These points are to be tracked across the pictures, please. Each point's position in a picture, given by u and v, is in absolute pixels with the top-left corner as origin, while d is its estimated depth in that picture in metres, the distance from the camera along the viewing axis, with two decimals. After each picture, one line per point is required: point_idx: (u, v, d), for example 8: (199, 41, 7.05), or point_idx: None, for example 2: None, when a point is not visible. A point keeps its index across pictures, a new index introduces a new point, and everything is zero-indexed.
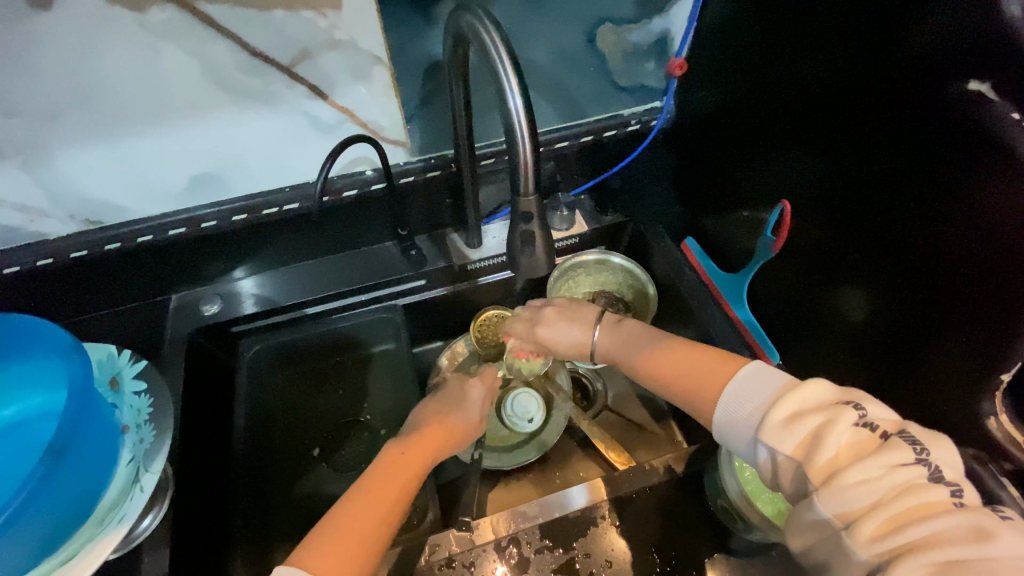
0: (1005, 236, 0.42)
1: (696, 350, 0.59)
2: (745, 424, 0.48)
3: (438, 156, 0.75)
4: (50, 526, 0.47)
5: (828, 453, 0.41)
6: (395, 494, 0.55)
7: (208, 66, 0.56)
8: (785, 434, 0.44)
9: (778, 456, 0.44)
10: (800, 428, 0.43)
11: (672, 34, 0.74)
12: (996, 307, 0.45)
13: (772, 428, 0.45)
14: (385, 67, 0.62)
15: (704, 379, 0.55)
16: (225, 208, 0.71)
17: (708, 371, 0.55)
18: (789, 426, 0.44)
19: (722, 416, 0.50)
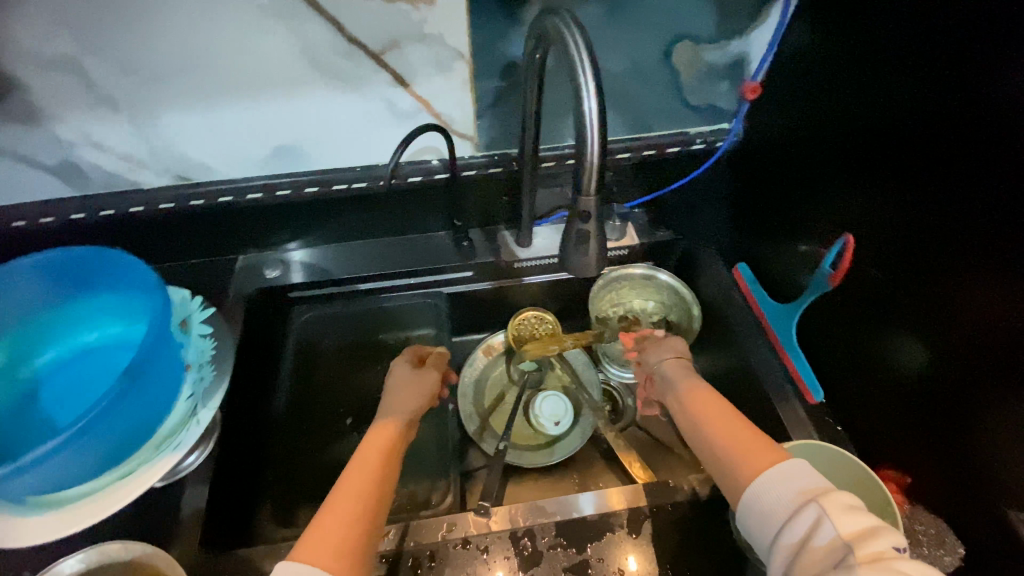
0: None
1: (732, 416, 0.54)
2: (787, 498, 0.45)
3: (502, 154, 0.77)
4: (114, 442, 0.50)
5: (876, 546, 0.39)
6: (372, 469, 0.52)
7: (306, 46, 0.61)
8: (841, 510, 0.42)
9: (825, 525, 0.41)
10: (859, 515, 0.41)
11: (750, 57, 0.74)
12: None
13: (833, 500, 0.43)
14: (466, 63, 0.65)
15: (742, 454, 0.49)
16: (300, 180, 0.76)
17: (753, 441, 0.50)
18: (849, 508, 0.42)
19: (747, 498, 0.47)
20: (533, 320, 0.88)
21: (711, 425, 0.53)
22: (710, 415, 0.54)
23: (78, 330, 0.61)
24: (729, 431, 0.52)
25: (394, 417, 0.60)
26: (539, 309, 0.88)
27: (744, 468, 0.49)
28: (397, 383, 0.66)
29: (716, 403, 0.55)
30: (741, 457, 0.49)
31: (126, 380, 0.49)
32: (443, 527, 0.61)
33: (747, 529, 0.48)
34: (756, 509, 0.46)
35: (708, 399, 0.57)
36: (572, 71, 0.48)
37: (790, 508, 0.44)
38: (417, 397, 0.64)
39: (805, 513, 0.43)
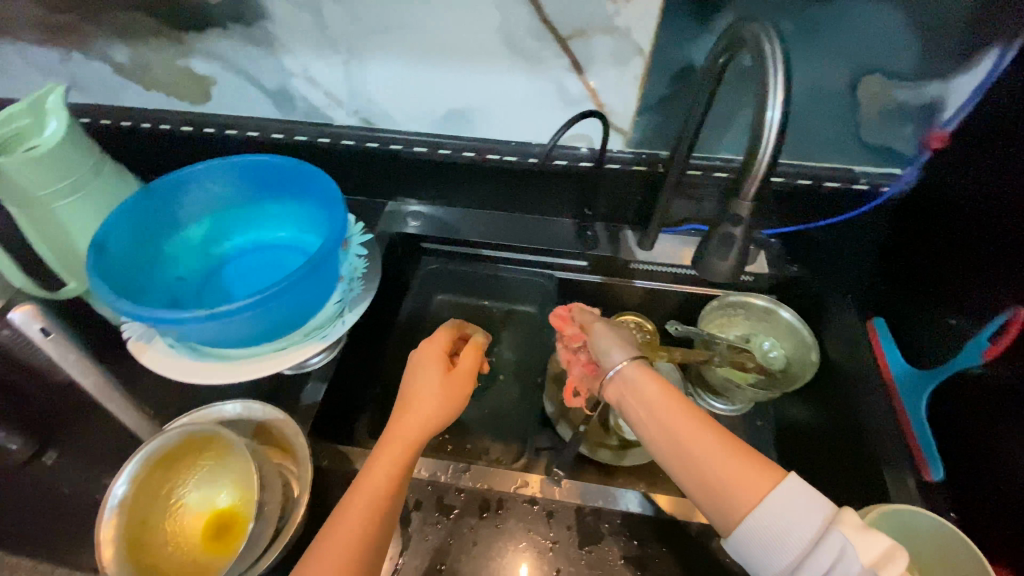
0: None
1: (705, 433, 0.50)
2: (802, 525, 0.44)
3: (650, 154, 0.79)
4: (277, 321, 0.59)
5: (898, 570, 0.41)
6: (385, 490, 0.52)
7: (504, 23, 0.67)
8: (862, 534, 0.42)
9: (848, 554, 0.41)
10: (877, 536, 0.42)
11: (946, 104, 0.68)
12: None
13: (850, 524, 0.43)
14: (643, 60, 0.68)
15: (730, 479, 0.47)
16: (462, 143, 0.83)
17: (738, 460, 0.48)
18: (865, 529, 0.43)
19: (746, 529, 0.45)
20: (633, 324, 0.86)
21: (691, 447, 0.49)
22: (686, 435, 0.50)
23: (266, 228, 0.71)
24: (714, 454, 0.48)
25: (405, 445, 0.55)
26: (641, 315, 0.87)
27: (736, 493, 0.46)
28: (425, 396, 0.58)
29: (689, 418, 0.51)
30: (727, 484, 0.47)
31: (304, 271, 0.57)
32: (517, 482, 0.65)
33: (744, 555, 0.46)
34: (759, 540, 0.45)
35: (685, 416, 0.51)
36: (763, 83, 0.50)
37: (803, 534, 0.44)
38: (435, 424, 0.57)
39: (826, 543, 0.42)
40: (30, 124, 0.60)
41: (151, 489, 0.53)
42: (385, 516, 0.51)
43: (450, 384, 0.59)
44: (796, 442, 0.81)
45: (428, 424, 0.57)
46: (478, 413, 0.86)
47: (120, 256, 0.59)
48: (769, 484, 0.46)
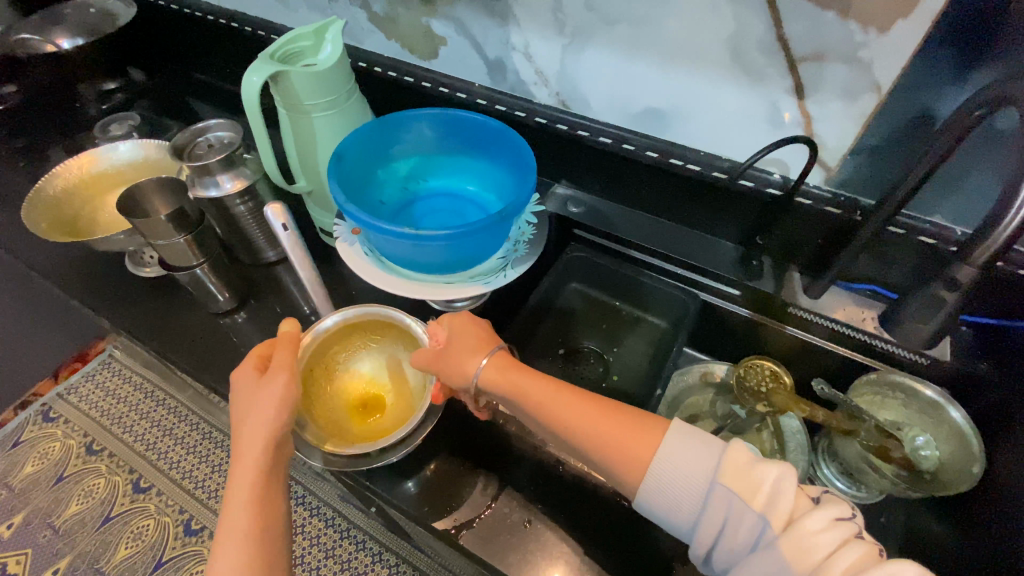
0: None
1: (557, 390, 0.56)
2: (696, 484, 0.48)
3: (849, 197, 0.74)
4: (453, 256, 0.66)
5: (784, 505, 0.46)
6: (249, 493, 0.50)
7: (737, 33, 0.67)
8: (732, 469, 0.48)
9: (738, 504, 0.47)
10: (756, 471, 0.48)
11: None
12: None
13: (727, 469, 0.48)
14: (877, 98, 0.64)
15: (620, 454, 0.51)
16: (649, 142, 0.84)
17: (621, 429, 0.52)
18: (744, 465, 0.48)
19: (651, 495, 0.50)
20: (766, 372, 0.80)
21: (585, 439, 0.53)
22: (575, 420, 0.53)
23: (460, 179, 0.79)
24: (606, 429, 0.52)
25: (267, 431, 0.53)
26: (778, 367, 0.80)
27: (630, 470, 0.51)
28: (271, 390, 0.55)
29: (542, 377, 0.57)
30: (620, 463, 0.51)
31: (491, 220, 0.63)
32: None
33: (659, 520, 0.52)
34: (666, 501, 0.50)
35: (571, 400, 0.55)
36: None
37: (700, 492, 0.48)
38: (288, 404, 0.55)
39: (721, 496, 0.47)
40: (310, 46, 0.71)
41: (330, 348, 0.72)
42: (268, 504, 0.51)
43: (292, 368, 0.58)
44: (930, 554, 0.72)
45: (285, 409, 0.55)
46: None
47: (348, 169, 0.70)
48: (659, 437, 0.51)
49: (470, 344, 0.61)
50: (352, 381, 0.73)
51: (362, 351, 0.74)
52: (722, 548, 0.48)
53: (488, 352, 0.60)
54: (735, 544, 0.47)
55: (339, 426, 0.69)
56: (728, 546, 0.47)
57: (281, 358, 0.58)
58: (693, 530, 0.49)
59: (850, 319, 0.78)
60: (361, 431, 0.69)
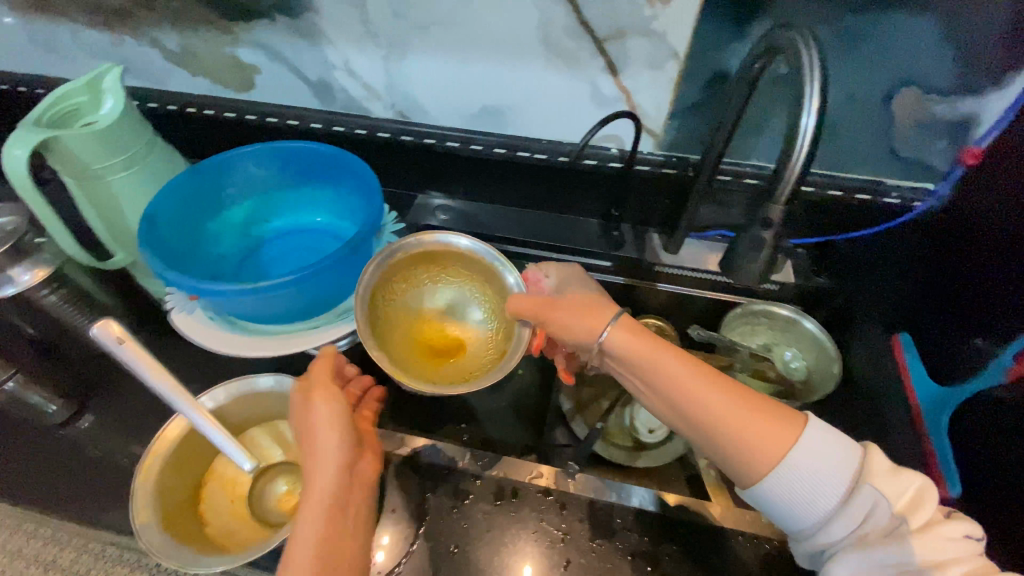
0: None
1: (682, 370, 0.51)
2: (834, 481, 0.47)
3: (680, 157, 0.80)
4: (311, 299, 0.61)
5: (922, 513, 0.47)
6: (320, 510, 0.51)
7: (544, 22, 0.69)
8: (884, 477, 0.48)
9: (879, 505, 0.46)
10: (902, 478, 0.48)
11: (980, 121, 0.67)
12: None
13: (876, 475, 0.47)
14: (678, 63, 0.69)
15: (761, 439, 0.48)
16: (494, 138, 0.85)
17: (753, 404, 0.50)
18: (892, 473, 0.48)
19: (774, 483, 0.48)
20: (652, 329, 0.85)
21: (719, 423, 0.49)
22: (698, 399, 0.50)
23: (305, 212, 0.74)
24: (740, 420, 0.48)
25: (324, 454, 0.54)
26: (661, 321, 0.86)
27: (762, 443, 0.48)
28: (323, 407, 0.56)
29: (665, 354, 0.52)
30: (750, 438, 0.48)
31: (342, 253, 0.59)
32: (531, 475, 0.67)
33: (764, 505, 0.50)
34: (790, 490, 0.48)
35: (704, 389, 0.50)
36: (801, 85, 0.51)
37: (844, 489, 0.47)
38: (341, 426, 0.55)
39: (864, 493, 0.47)
40: (88, 101, 0.62)
41: (392, 280, 0.64)
42: (340, 529, 0.51)
43: (339, 394, 0.58)
44: None
45: (331, 434, 0.55)
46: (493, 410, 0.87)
47: (167, 230, 0.62)
48: (792, 435, 0.49)
49: (586, 306, 0.58)
50: (410, 315, 0.65)
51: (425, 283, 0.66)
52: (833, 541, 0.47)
53: (613, 317, 0.56)
54: (857, 540, 0.47)
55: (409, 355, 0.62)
56: (849, 541, 0.47)
57: (317, 374, 0.59)
58: (811, 519, 0.48)
59: (706, 262, 0.85)
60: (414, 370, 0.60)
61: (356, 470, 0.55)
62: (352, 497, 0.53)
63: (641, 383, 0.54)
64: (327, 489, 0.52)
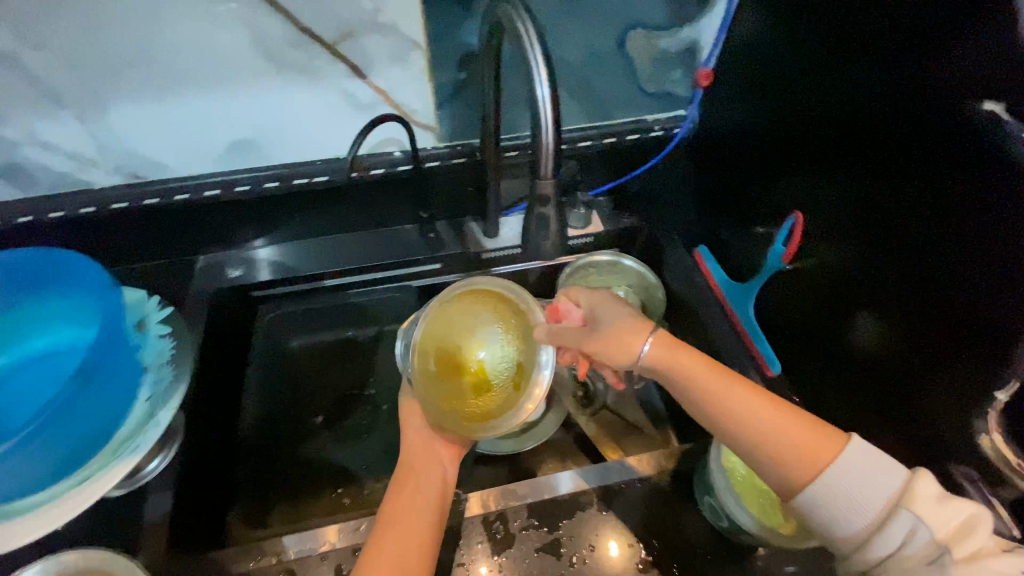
0: (1003, 263, 0.44)
1: (714, 375, 0.52)
2: (864, 507, 0.46)
3: (464, 145, 0.78)
4: (60, 451, 0.49)
5: (971, 544, 0.42)
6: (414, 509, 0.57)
7: (258, 38, 0.60)
8: (936, 506, 0.44)
9: (920, 533, 0.44)
10: (950, 507, 0.44)
11: (700, 45, 0.75)
12: (992, 326, 0.46)
13: (921, 501, 0.45)
14: (422, 53, 0.65)
15: (804, 450, 0.48)
16: (259, 174, 0.74)
17: (795, 418, 0.49)
18: (942, 501, 0.44)
19: (805, 501, 0.48)
20: None
21: (744, 433, 0.50)
22: (756, 416, 0.50)
23: (27, 334, 0.58)
24: (786, 429, 0.49)
25: (433, 463, 0.62)
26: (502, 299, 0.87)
27: (805, 455, 0.48)
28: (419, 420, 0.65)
29: (678, 350, 0.55)
30: (800, 447, 0.48)
31: (75, 385, 0.48)
32: None
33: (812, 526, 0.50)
34: (815, 505, 0.48)
35: (723, 390, 0.51)
36: (525, 55, 0.49)
37: (876, 514, 0.46)
38: (451, 463, 0.64)
39: (902, 522, 0.45)
40: None
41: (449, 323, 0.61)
42: (433, 538, 0.55)
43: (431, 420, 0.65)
44: None
45: (431, 448, 0.63)
46: (368, 457, 0.81)
47: None
48: (836, 447, 0.48)
49: (625, 332, 0.58)
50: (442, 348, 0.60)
51: (483, 337, 0.60)
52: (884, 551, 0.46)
53: (650, 331, 0.57)
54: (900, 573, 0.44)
55: (440, 379, 0.59)
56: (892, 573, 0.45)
57: (405, 409, 0.67)
58: (850, 544, 0.47)
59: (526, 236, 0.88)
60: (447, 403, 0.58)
61: (435, 445, 0.64)
62: (448, 475, 0.62)
63: (692, 397, 0.53)
64: (428, 524, 0.56)
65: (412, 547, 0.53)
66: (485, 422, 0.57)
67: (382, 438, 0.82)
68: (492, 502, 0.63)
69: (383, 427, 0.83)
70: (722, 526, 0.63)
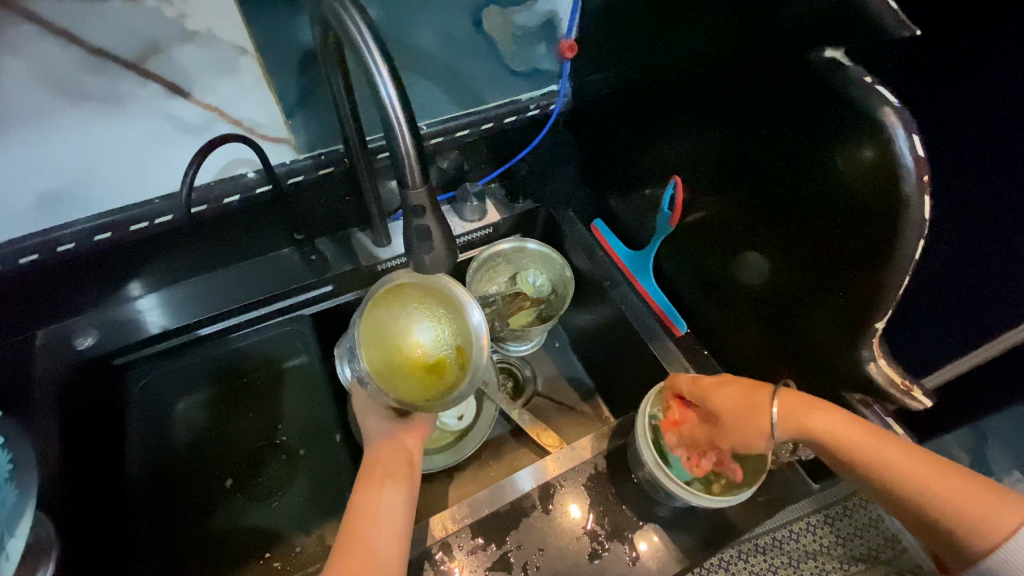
0: (856, 201, 0.47)
1: (852, 429, 0.53)
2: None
3: (328, 152, 0.70)
4: None
5: None
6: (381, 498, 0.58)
7: (34, 67, 0.49)
8: (994, 494, 0.50)
9: None
10: (989, 493, 0.50)
11: (559, 15, 0.72)
12: (855, 259, 0.50)
13: (992, 495, 0.50)
14: (254, 59, 0.57)
15: (974, 517, 0.49)
16: (83, 227, 0.62)
17: (921, 468, 0.52)
18: (983, 491, 0.50)
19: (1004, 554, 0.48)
20: None
21: (944, 506, 0.50)
22: (933, 480, 0.51)
23: None
24: (954, 492, 0.50)
25: (397, 452, 0.63)
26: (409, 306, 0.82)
27: (974, 525, 0.49)
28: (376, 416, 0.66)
29: (791, 398, 0.56)
30: (955, 510, 0.50)
31: None
32: None
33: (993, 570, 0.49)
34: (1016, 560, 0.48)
35: (869, 442, 0.53)
36: (360, 53, 0.44)
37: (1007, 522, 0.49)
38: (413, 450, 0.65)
39: None
40: None
41: (387, 322, 0.59)
42: (404, 524, 0.58)
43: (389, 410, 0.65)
44: (594, 347, 0.90)
45: (395, 436, 0.64)
46: (294, 510, 0.74)
47: None
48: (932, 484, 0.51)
49: (760, 404, 0.58)
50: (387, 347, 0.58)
51: (422, 325, 0.60)
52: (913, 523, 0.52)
53: (772, 395, 0.58)
54: None
55: (394, 371, 0.58)
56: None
57: (361, 403, 0.67)
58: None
59: None
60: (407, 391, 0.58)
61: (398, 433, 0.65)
62: (414, 460, 0.64)
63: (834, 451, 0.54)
64: (398, 510, 0.58)
65: (385, 534, 0.56)
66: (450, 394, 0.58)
67: (305, 485, 0.76)
68: (436, 534, 0.59)
69: (305, 473, 0.77)
70: (662, 498, 0.63)
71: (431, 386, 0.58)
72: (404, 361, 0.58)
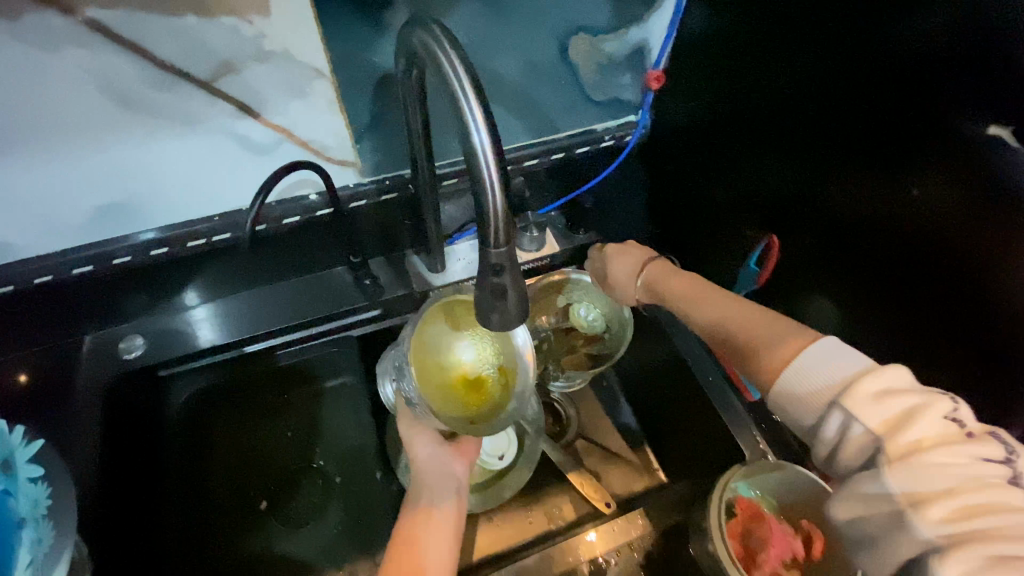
0: (999, 298, 0.41)
1: (730, 298, 0.54)
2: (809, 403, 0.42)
3: (394, 177, 0.67)
4: None
5: (914, 433, 0.37)
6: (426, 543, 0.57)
7: (105, 82, 0.47)
8: (875, 407, 0.39)
9: (854, 424, 0.39)
10: (893, 402, 0.38)
11: (650, 45, 0.68)
12: (981, 362, 0.44)
13: (859, 400, 0.39)
14: (328, 81, 0.54)
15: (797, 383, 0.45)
16: (141, 241, 0.60)
17: (762, 321, 0.49)
18: (880, 399, 0.39)
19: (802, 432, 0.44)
20: None
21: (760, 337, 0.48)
22: (760, 318, 0.50)
23: None
24: (778, 326, 0.48)
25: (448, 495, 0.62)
26: None
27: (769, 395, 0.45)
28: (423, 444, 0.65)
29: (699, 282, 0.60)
30: (762, 337, 0.48)
31: None
32: None
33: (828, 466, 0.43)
34: (792, 400, 0.43)
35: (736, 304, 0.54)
36: (453, 97, 0.39)
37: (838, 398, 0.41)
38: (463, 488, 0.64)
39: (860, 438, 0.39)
40: None
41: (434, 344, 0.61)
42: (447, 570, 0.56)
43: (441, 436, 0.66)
44: (646, 391, 0.85)
45: (445, 465, 0.65)
46: (325, 543, 0.71)
47: None
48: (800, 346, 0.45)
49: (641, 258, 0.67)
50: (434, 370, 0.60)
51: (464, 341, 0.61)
52: (849, 408, 0.39)
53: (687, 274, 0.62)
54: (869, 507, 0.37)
55: (439, 390, 0.60)
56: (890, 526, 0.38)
57: (409, 432, 0.66)
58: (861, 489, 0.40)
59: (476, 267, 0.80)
60: (451, 412, 0.59)
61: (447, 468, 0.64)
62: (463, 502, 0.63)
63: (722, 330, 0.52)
64: (444, 557, 0.57)
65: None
66: (492, 417, 0.60)
67: (339, 516, 0.72)
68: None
69: (338, 502, 0.73)
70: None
71: (475, 405, 0.59)
72: (452, 380, 0.60)
